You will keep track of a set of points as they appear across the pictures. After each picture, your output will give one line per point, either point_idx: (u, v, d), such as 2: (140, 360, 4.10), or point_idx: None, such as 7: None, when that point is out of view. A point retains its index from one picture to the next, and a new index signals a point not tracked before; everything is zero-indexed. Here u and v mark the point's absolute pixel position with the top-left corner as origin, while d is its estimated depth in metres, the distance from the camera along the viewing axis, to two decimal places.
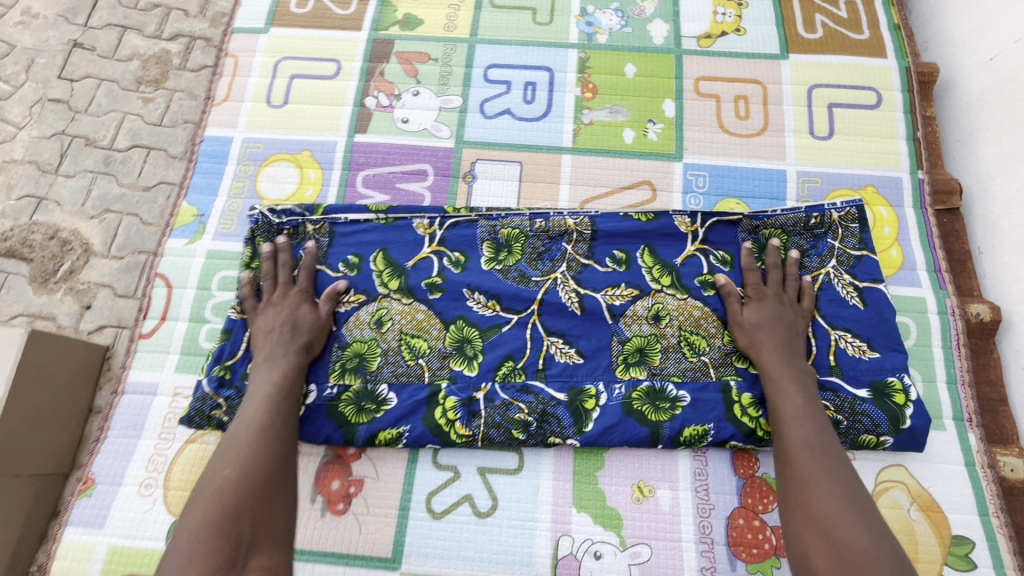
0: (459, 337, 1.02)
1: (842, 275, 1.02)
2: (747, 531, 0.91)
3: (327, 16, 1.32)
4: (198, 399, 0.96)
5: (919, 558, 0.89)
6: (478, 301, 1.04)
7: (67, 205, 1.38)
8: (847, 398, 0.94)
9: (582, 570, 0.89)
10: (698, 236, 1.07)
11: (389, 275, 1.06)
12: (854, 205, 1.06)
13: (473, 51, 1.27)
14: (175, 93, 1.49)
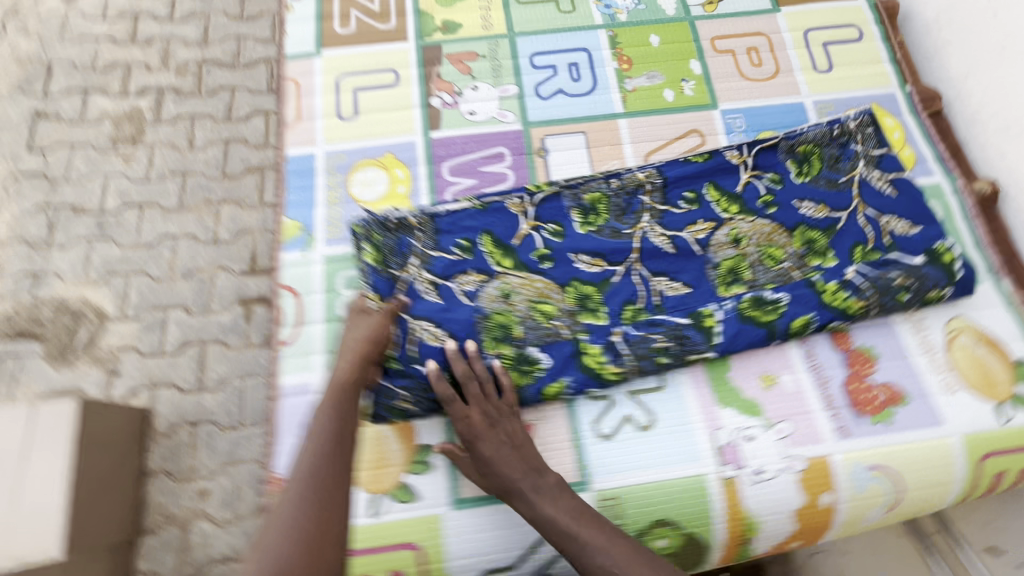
0: (578, 293, 1.12)
1: (873, 171, 1.23)
2: (861, 391, 1.09)
3: (373, 32, 1.42)
4: (382, 396, 1.03)
5: (997, 383, 1.09)
6: (584, 261, 1.15)
7: (68, 276, 1.46)
8: (910, 267, 1.13)
9: (742, 453, 1.04)
10: (749, 166, 1.23)
11: (499, 252, 1.15)
12: (865, 113, 1.28)
13: (515, 44, 1.41)
14: (153, 147, 1.60)
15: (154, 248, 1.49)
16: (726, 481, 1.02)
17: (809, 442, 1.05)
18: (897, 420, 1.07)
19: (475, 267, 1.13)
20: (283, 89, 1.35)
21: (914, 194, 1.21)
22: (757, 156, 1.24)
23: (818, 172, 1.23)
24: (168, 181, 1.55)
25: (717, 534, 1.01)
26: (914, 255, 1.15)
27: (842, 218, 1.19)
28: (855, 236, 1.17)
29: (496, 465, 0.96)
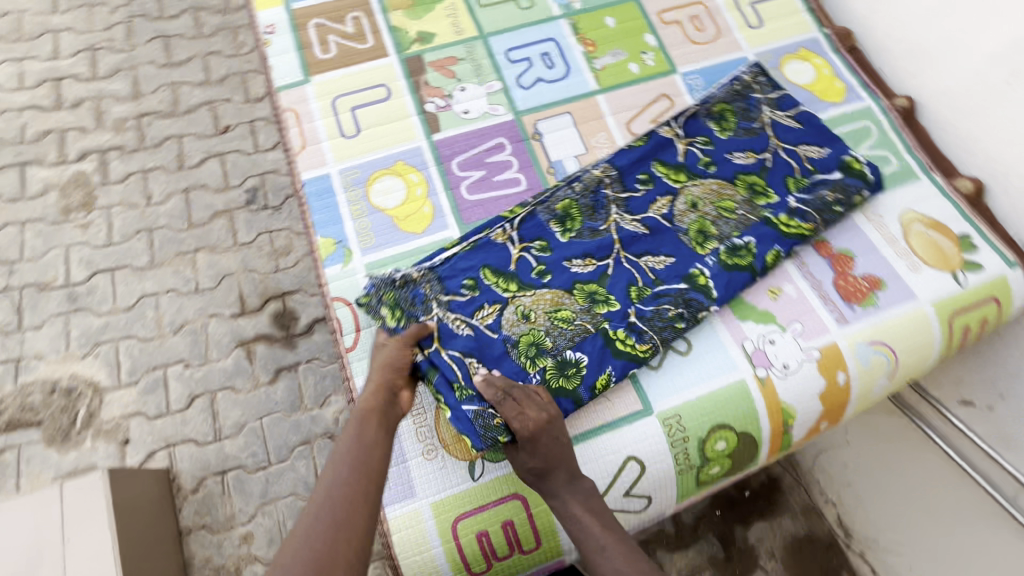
0: (582, 291, 1.20)
1: (776, 111, 1.42)
2: (848, 285, 1.28)
3: (354, 52, 1.50)
4: (476, 420, 1.07)
5: (949, 258, 1.32)
6: (576, 263, 1.23)
7: (52, 354, 1.83)
8: (834, 183, 1.33)
9: (769, 355, 1.21)
10: (681, 136, 1.39)
11: (499, 276, 1.22)
12: (755, 67, 1.48)
13: (489, 44, 1.53)
14: (108, 210, 2.04)
15: (135, 309, 1.89)
16: (762, 380, 1.19)
17: (819, 335, 1.23)
18: (881, 304, 1.27)
19: (485, 299, 1.19)
20: (282, 119, 1.41)
21: (816, 122, 1.39)
22: (685, 126, 1.41)
23: (735, 124, 1.40)
24: (133, 242, 1.99)
25: (764, 426, 1.18)
26: (833, 172, 1.35)
27: (767, 158, 1.36)
28: (783, 170, 1.35)
29: (552, 461, 1.03)
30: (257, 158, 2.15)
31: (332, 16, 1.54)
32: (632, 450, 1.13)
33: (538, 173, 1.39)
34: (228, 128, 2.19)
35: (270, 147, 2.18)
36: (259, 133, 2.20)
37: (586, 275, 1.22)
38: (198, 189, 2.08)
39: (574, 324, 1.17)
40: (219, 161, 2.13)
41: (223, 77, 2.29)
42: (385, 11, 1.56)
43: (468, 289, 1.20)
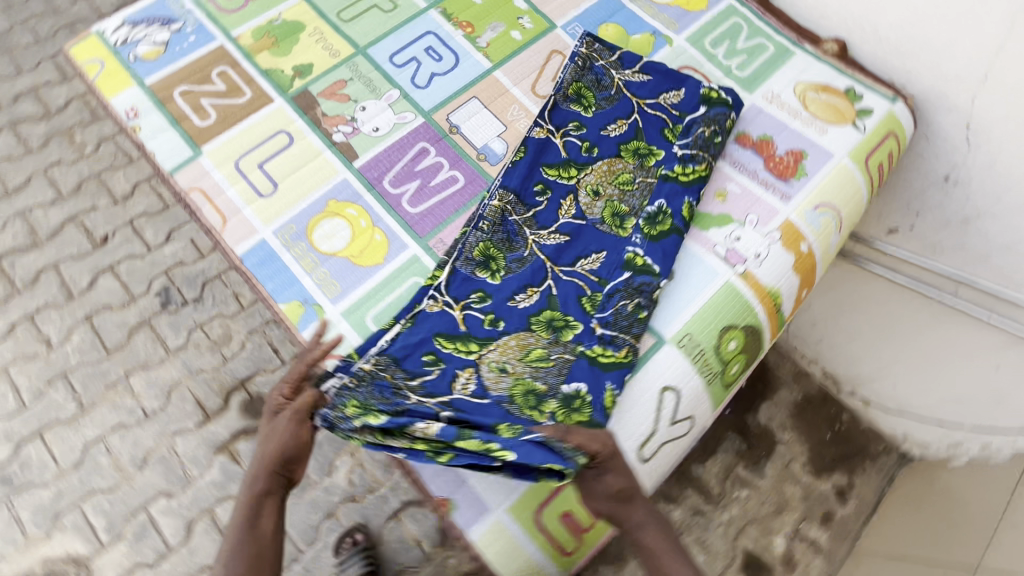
0: (540, 321, 1.17)
1: (623, 71, 1.43)
2: (777, 165, 1.40)
3: (236, 109, 1.39)
4: (550, 439, 0.99)
5: (845, 113, 1.47)
6: (523, 299, 1.19)
7: (12, 545, 1.70)
8: (705, 117, 1.37)
9: (740, 250, 1.30)
10: (554, 131, 1.36)
11: (452, 340, 1.14)
12: (586, 36, 1.46)
13: (371, 56, 1.48)
14: (7, 372, 1.89)
15: (85, 462, 1.78)
16: (743, 275, 1.28)
17: (772, 216, 1.34)
18: (810, 171, 1.39)
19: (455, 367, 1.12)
20: (190, 202, 1.30)
21: (661, 68, 1.42)
22: (552, 119, 1.37)
23: (595, 98, 1.40)
24: (52, 396, 1.86)
25: (759, 313, 1.27)
26: (697, 109, 1.38)
27: (636, 119, 1.38)
28: (656, 125, 1.38)
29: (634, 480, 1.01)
30: (154, 257, 2.05)
31: (194, 80, 1.42)
32: (664, 381, 1.18)
33: (471, 164, 1.39)
34: (106, 238, 2.06)
35: (164, 241, 2.07)
36: (145, 231, 2.08)
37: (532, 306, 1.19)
38: (102, 311, 1.97)
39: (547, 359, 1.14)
40: (114, 275, 2.01)
41: (77, 186, 2.13)
42: (249, 57, 1.46)
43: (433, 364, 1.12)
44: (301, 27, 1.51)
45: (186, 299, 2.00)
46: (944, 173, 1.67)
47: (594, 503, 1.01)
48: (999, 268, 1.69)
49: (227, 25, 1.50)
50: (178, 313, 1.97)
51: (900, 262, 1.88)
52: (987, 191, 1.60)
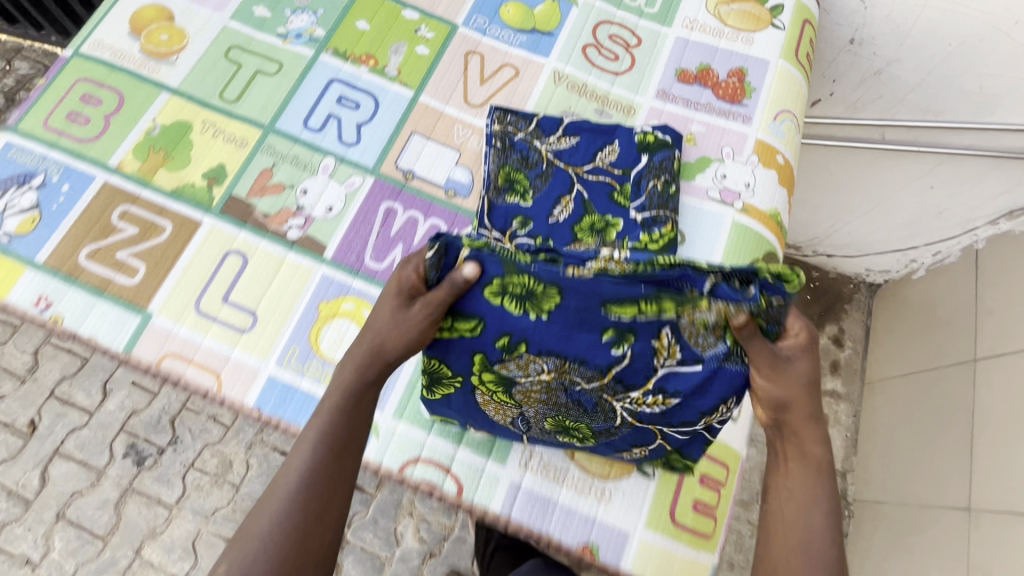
0: (558, 432, 1.05)
1: (546, 140, 1.29)
2: (727, 88, 1.41)
3: (163, 248, 1.20)
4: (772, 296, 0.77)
5: (762, 17, 1.49)
6: (532, 429, 1.06)
7: None
8: (651, 166, 1.27)
9: (731, 188, 1.31)
10: (500, 237, 1.18)
11: (493, 379, 0.94)
12: (494, 111, 1.31)
13: (283, 131, 1.30)
14: None
15: None
16: (744, 210, 1.30)
17: (743, 142, 1.36)
18: (757, 85, 1.42)
19: (543, 346, 0.87)
20: (166, 372, 1.12)
21: (586, 125, 1.31)
22: (493, 222, 1.20)
23: (528, 179, 1.24)
24: None
25: (771, 240, 1.31)
26: (639, 160, 1.28)
27: (581, 190, 1.24)
28: (604, 189, 1.25)
29: (792, 397, 0.83)
30: (100, 419, 1.80)
31: (94, 235, 1.19)
32: None
33: (443, 205, 1.29)
34: (32, 423, 1.79)
35: (100, 399, 1.82)
36: (71, 398, 1.82)
37: (549, 432, 1.06)
38: (73, 501, 1.70)
39: (604, 407, 0.95)
40: (65, 457, 1.74)
41: None
42: (146, 183, 1.24)
43: (506, 355, 0.90)
44: (188, 126, 1.30)
45: (160, 446, 1.78)
46: (849, 37, 1.78)
47: (771, 385, 0.83)
48: (917, 102, 1.85)
49: (99, 156, 1.26)
50: (158, 466, 1.75)
51: (832, 127, 1.98)
52: (889, 40, 1.73)
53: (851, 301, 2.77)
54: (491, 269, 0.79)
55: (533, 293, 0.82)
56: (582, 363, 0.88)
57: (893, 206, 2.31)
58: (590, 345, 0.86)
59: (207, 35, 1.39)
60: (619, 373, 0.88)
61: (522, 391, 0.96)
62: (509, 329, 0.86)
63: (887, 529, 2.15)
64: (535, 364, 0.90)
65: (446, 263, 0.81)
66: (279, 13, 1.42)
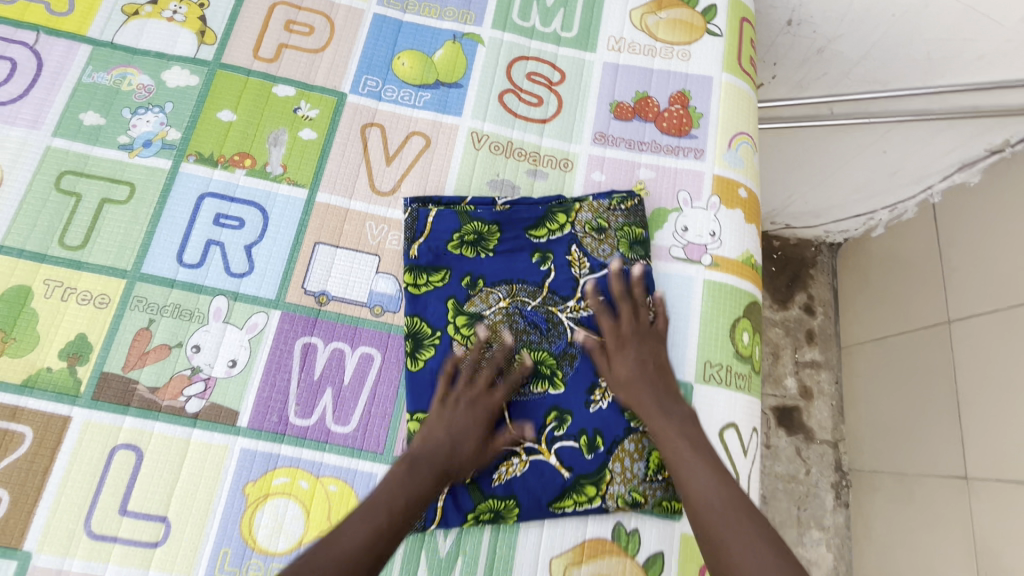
0: (531, 377, 1.04)
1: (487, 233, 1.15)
2: (671, 119, 1.22)
3: (28, 462, 0.95)
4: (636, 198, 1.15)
5: (693, 24, 1.30)
6: (508, 382, 1.04)
7: None
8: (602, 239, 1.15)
9: (695, 240, 1.15)
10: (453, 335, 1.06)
11: (465, 320, 1.06)
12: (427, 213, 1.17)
13: (153, 275, 1.05)
14: None
15: None
16: (713, 264, 1.14)
17: (700, 183, 1.18)
18: (703, 109, 1.24)
19: (495, 277, 1.09)
20: None
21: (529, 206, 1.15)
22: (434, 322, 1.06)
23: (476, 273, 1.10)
24: None
25: (748, 288, 1.16)
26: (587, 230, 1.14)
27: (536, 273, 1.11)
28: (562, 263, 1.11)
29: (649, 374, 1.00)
30: None
31: None
32: (718, 424, 1.06)
33: (371, 327, 1.07)
34: None
35: None
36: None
37: (523, 382, 1.03)
38: None
39: (555, 322, 1.07)
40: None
41: None
42: None
43: (471, 293, 1.08)
44: (27, 291, 1.02)
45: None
46: (787, 19, 1.61)
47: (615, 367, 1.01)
48: (863, 75, 1.73)
49: None
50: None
51: (779, 110, 1.83)
52: (829, 16, 1.58)
53: (815, 265, 2.71)
54: (445, 222, 1.11)
55: (482, 234, 1.11)
56: (525, 282, 1.09)
57: (846, 175, 2.22)
58: (526, 265, 1.10)
59: (26, 163, 1.09)
60: (552, 285, 1.09)
61: (491, 326, 1.06)
62: (470, 267, 1.10)
63: (888, 501, 2.17)
64: (494, 294, 1.08)
65: (417, 228, 1.11)
66: (116, 117, 1.13)
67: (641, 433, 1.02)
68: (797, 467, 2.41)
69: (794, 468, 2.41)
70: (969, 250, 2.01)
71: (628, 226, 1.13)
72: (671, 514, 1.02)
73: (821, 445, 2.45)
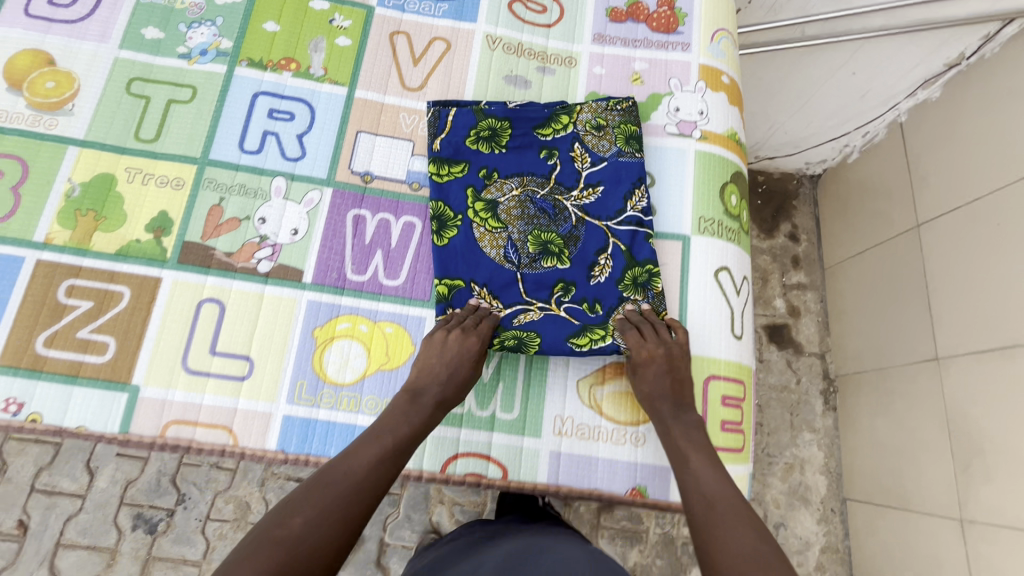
0: (542, 254, 1.18)
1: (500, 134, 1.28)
2: (661, 18, 1.40)
3: (129, 314, 1.11)
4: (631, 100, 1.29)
5: None
6: (522, 256, 1.17)
7: None
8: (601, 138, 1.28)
9: (686, 118, 1.32)
10: (473, 217, 1.19)
11: (483, 205, 1.20)
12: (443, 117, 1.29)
13: (220, 161, 1.21)
14: None
15: None
16: (704, 138, 1.32)
17: (688, 71, 1.36)
18: (688, 10, 1.41)
19: (508, 170, 1.23)
20: (175, 442, 1.07)
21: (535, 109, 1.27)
22: (455, 207, 1.20)
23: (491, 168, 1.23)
24: None
25: (733, 160, 1.34)
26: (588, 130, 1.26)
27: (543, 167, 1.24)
28: (566, 158, 1.24)
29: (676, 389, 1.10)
30: (96, 498, 1.73)
31: (46, 317, 1.09)
32: (713, 267, 1.24)
33: (411, 200, 1.24)
34: (25, 524, 1.68)
35: (90, 479, 1.74)
36: (59, 483, 1.73)
37: (536, 259, 1.18)
38: (156, 541, 1.70)
39: (562, 209, 1.21)
40: (71, 545, 1.67)
41: None
42: (85, 252, 1.13)
43: (487, 183, 1.22)
44: (111, 178, 1.18)
45: (168, 508, 1.73)
46: None
47: (642, 386, 1.10)
48: None
49: (20, 234, 1.12)
50: (171, 529, 1.71)
51: (757, 33, 2.02)
52: None
53: (798, 196, 2.73)
54: (463, 119, 1.25)
55: (496, 130, 1.25)
56: (534, 175, 1.23)
57: (819, 101, 2.25)
58: (535, 160, 1.24)
59: (99, 72, 1.24)
60: (558, 178, 1.23)
61: (506, 211, 1.20)
62: (485, 162, 1.23)
63: (873, 398, 2.20)
64: (507, 185, 1.22)
65: (438, 126, 1.24)
66: (173, 32, 1.28)
67: (635, 301, 1.17)
68: (788, 377, 2.41)
69: (785, 378, 2.41)
70: (939, 157, 2.04)
71: (625, 123, 1.27)
72: None
73: (809, 355, 2.45)
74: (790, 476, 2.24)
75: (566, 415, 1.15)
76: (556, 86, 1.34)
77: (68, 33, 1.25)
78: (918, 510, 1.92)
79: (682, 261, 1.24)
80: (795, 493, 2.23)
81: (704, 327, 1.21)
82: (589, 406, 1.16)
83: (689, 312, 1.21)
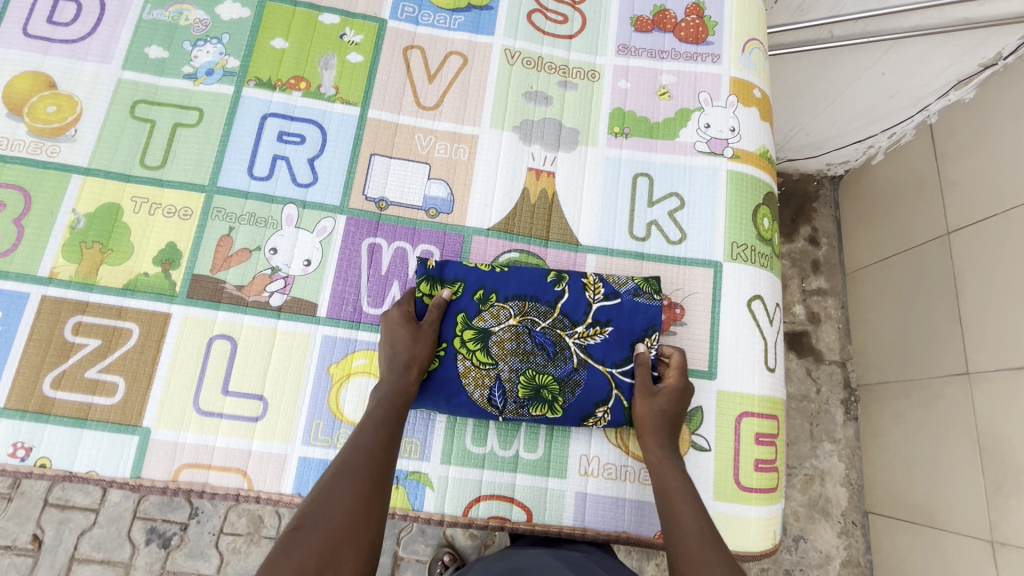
0: (532, 400, 1.06)
1: (507, 319, 1.08)
2: (689, 28, 1.32)
3: (138, 352, 1.06)
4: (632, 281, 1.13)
5: None
6: (509, 403, 1.06)
7: None
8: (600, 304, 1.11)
9: (717, 136, 1.26)
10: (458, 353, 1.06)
11: (473, 334, 1.07)
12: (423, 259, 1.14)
13: (228, 188, 1.15)
14: None
15: None
16: (735, 156, 1.25)
17: (719, 84, 1.29)
18: (718, 19, 1.33)
19: (508, 292, 1.10)
20: (187, 486, 1.03)
21: (525, 276, 1.11)
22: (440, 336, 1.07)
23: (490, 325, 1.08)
24: None
25: (766, 179, 1.26)
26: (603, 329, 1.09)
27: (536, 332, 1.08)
28: (579, 306, 1.10)
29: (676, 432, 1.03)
30: (109, 513, 1.69)
31: (53, 357, 1.05)
32: (746, 296, 1.18)
33: (428, 227, 1.18)
34: (38, 537, 1.64)
35: (104, 492, 1.70)
36: (72, 498, 1.69)
37: (524, 404, 1.06)
38: (170, 556, 1.65)
39: (562, 346, 1.08)
40: (86, 560, 1.62)
41: None
42: (91, 286, 1.08)
43: (482, 307, 1.09)
44: (116, 208, 1.13)
45: (182, 522, 1.69)
46: None
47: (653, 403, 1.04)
48: None
49: (23, 269, 1.08)
50: (184, 543, 1.66)
51: (782, 36, 1.88)
52: None
53: (818, 199, 2.52)
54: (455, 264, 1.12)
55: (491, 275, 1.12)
56: (538, 301, 1.10)
57: (847, 101, 2.06)
58: (542, 284, 1.11)
59: (101, 95, 1.18)
60: (564, 307, 1.10)
61: (498, 342, 1.07)
62: (484, 281, 1.10)
63: (897, 411, 2.04)
64: (505, 310, 1.09)
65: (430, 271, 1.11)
66: (177, 50, 1.22)
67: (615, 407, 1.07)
68: (807, 387, 2.24)
69: (804, 388, 2.24)
70: (974, 161, 1.86)
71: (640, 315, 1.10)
72: (706, 374, 1.14)
73: (829, 364, 2.28)
74: (811, 489, 2.11)
75: (592, 454, 1.10)
76: (579, 104, 1.28)
77: (68, 53, 1.19)
78: (945, 528, 1.79)
79: (715, 289, 1.18)
80: (814, 506, 2.11)
81: (737, 357, 1.15)
82: (615, 446, 1.10)
83: (722, 343, 1.15)
